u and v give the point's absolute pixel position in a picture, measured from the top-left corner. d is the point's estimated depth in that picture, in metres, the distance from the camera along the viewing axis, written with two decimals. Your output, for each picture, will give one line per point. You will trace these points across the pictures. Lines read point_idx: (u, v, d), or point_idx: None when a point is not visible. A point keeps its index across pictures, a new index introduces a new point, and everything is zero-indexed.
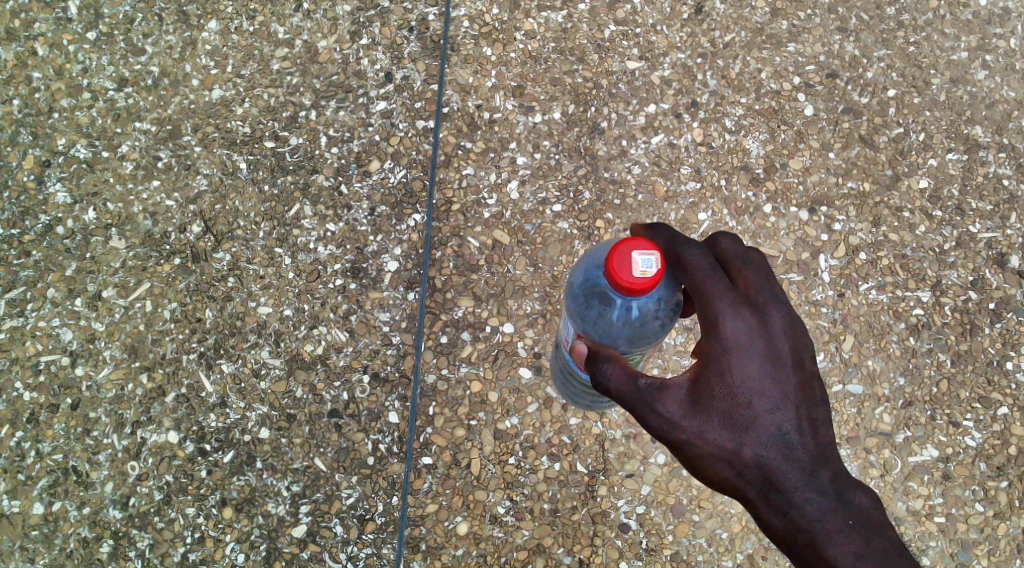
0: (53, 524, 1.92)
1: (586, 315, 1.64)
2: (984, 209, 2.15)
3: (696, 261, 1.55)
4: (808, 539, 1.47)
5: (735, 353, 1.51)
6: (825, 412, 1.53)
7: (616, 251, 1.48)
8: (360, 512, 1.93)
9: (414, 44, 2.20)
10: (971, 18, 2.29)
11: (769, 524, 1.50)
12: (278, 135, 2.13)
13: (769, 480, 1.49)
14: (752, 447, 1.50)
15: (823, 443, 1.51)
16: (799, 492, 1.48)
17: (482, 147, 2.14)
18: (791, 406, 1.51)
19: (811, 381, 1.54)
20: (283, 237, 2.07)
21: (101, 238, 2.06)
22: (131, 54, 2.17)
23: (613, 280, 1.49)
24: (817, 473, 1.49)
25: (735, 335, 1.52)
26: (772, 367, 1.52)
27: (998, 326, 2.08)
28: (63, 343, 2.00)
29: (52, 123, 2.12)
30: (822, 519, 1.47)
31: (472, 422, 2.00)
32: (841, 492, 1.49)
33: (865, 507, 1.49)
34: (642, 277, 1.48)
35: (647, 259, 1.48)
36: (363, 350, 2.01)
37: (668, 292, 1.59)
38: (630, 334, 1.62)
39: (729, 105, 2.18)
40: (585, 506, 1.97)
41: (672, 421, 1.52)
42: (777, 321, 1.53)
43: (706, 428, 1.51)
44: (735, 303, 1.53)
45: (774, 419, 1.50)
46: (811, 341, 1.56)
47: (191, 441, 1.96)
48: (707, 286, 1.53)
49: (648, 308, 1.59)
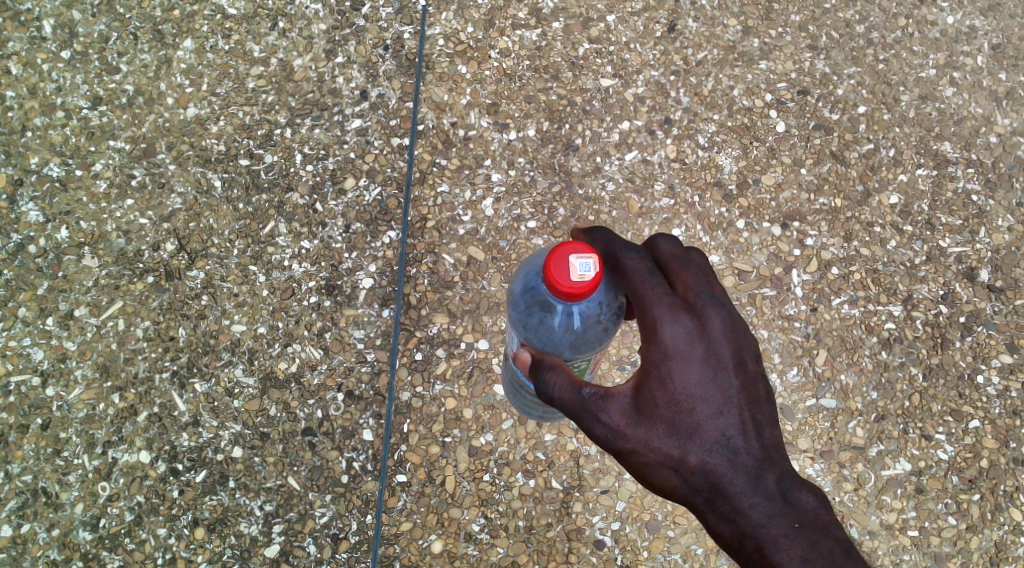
0: (22, 546, 1.88)
1: (528, 322, 1.65)
2: (953, 224, 2.17)
3: (635, 265, 1.55)
4: (755, 545, 1.49)
5: (676, 358, 1.51)
6: (770, 413, 1.53)
7: (553, 256, 1.47)
8: (334, 531, 1.92)
9: (389, 62, 2.20)
10: (939, 36, 2.32)
11: (718, 531, 1.52)
12: (253, 153, 2.12)
13: (716, 487, 1.50)
14: (697, 453, 1.50)
15: (769, 444, 1.52)
16: (745, 497, 1.50)
17: (457, 164, 2.15)
18: (734, 409, 1.51)
19: (754, 381, 1.54)
20: (257, 254, 2.06)
21: (73, 257, 2.04)
22: (106, 73, 2.16)
23: (552, 285, 1.47)
24: (763, 477, 1.50)
25: (674, 341, 1.51)
26: (714, 371, 1.52)
27: (968, 339, 2.09)
28: (33, 362, 1.98)
29: (24, 141, 2.11)
30: (768, 525, 1.49)
31: (446, 439, 1.99)
32: (787, 493, 1.50)
33: (812, 507, 1.51)
34: (580, 281, 1.47)
35: (585, 262, 1.47)
36: (337, 368, 2.00)
37: (610, 295, 1.60)
38: (573, 340, 1.61)
39: (702, 121, 2.20)
40: (560, 523, 1.96)
41: (617, 430, 1.52)
42: (717, 323, 1.53)
43: (650, 436, 1.51)
44: (673, 308, 1.52)
45: (717, 424, 1.51)
46: (753, 341, 1.56)
47: (163, 461, 1.93)
48: (645, 290, 1.53)
49: (589, 313, 1.59)
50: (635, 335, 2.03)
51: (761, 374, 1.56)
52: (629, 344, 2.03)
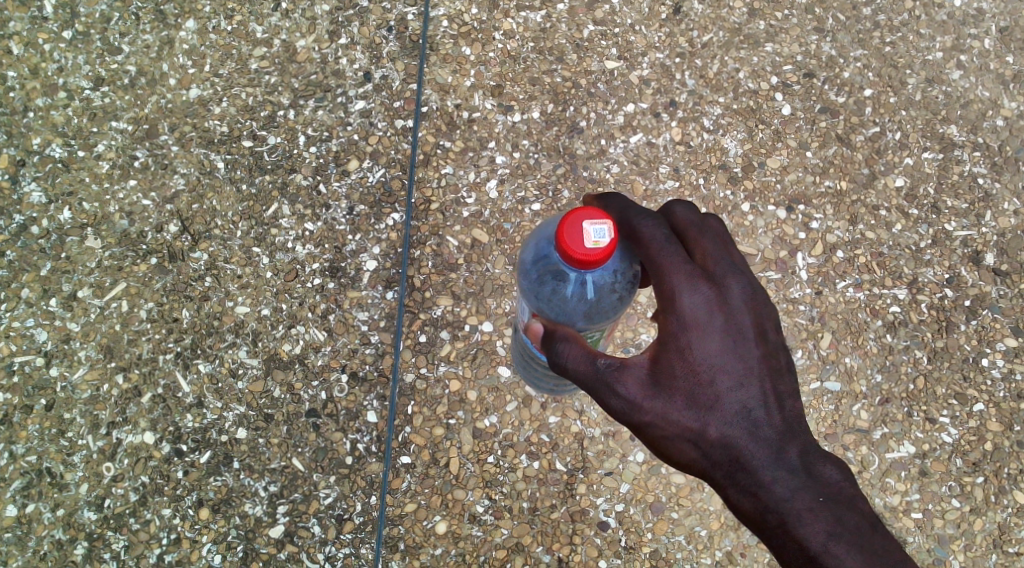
0: (27, 526, 1.89)
1: (540, 292, 1.65)
2: (958, 207, 2.17)
3: (651, 233, 1.54)
4: (778, 520, 1.49)
5: (695, 329, 1.52)
6: (791, 385, 1.54)
7: (567, 222, 1.47)
8: (338, 512, 1.92)
9: (393, 44, 2.19)
10: (946, 18, 2.31)
11: (739, 506, 1.52)
12: (256, 134, 2.12)
13: (736, 461, 1.51)
14: (717, 426, 1.51)
15: (790, 416, 1.52)
16: (768, 471, 1.50)
17: (461, 146, 2.14)
18: (755, 381, 1.52)
19: (774, 352, 1.54)
20: (260, 236, 2.06)
21: (76, 238, 2.03)
22: (108, 53, 2.15)
23: (566, 252, 1.47)
24: (785, 449, 1.50)
25: (693, 311, 1.52)
26: (734, 341, 1.52)
27: (973, 323, 2.09)
28: (37, 343, 1.98)
29: (26, 122, 2.10)
30: (792, 499, 1.48)
31: (451, 421, 1.99)
32: (811, 467, 1.50)
33: (836, 480, 1.50)
34: (595, 248, 1.47)
35: (599, 229, 1.47)
36: (341, 350, 2.00)
37: (624, 263, 1.60)
38: (586, 309, 1.62)
39: (707, 104, 2.20)
40: (564, 505, 1.96)
41: (635, 403, 1.52)
42: (736, 293, 1.53)
43: (669, 409, 1.51)
44: (691, 277, 1.53)
45: (738, 396, 1.51)
46: (773, 311, 1.57)
47: (167, 442, 1.94)
48: (662, 258, 1.53)
49: (603, 282, 1.59)
50: (639, 318, 2.03)
51: (782, 345, 1.56)
52: (634, 326, 2.03)
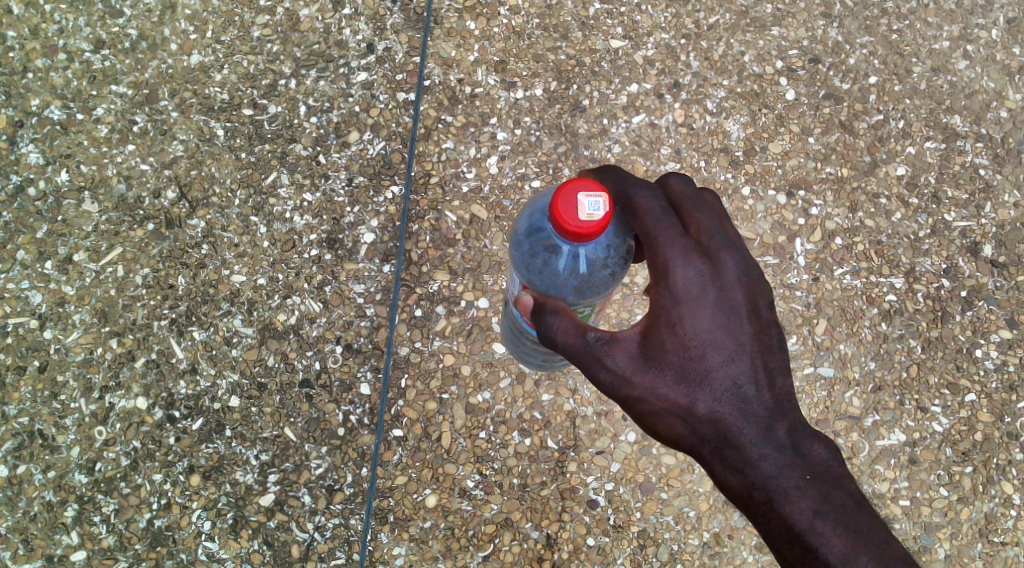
0: (17, 487, 1.88)
1: (531, 265, 1.64)
2: (959, 198, 2.17)
3: (648, 204, 1.55)
4: (764, 497, 1.50)
5: (687, 303, 1.51)
6: (782, 362, 1.54)
7: (561, 193, 1.47)
8: (329, 482, 1.92)
9: (397, 15, 2.18)
10: (954, 8, 2.30)
11: (725, 482, 1.53)
12: (257, 103, 2.11)
13: (725, 437, 1.51)
14: (706, 402, 1.51)
15: (780, 394, 1.53)
16: (755, 448, 1.50)
17: (462, 121, 2.13)
18: (746, 358, 1.52)
19: (766, 328, 1.55)
20: (258, 205, 2.05)
21: (73, 202, 2.02)
22: (109, 16, 2.13)
23: (560, 224, 1.47)
24: (773, 427, 1.51)
25: (687, 285, 1.52)
26: (726, 317, 1.52)
27: (968, 313, 2.10)
28: (31, 305, 1.96)
29: (26, 82, 2.07)
30: (779, 476, 1.49)
31: (444, 396, 1.99)
32: (798, 445, 1.51)
33: (823, 459, 1.51)
34: (589, 221, 1.46)
35: (594, 201, 1.46)
36: (337, 321, 2.00)
37: (617, 239, 1.59)
38: (577, 284, 1.61)
39: (711, 86, 2.19)
40: (554, 482, 1.97)
41: (623, 376, 1.52)
42: (730, 268, 1.53)
43: (658, 384, 1.52)
44: (686, 251, 1.53)
45: (728, 372, 1.52)
46: (766, 288, 1.57)
47: (160, 408, 1.94)
48: (658, 231, 1.53)
49: (596, 257, 1.58)
50: (635, 299, 2.03)
51: (774, 323, 1.57)
52: (630, 306, 2.03)
